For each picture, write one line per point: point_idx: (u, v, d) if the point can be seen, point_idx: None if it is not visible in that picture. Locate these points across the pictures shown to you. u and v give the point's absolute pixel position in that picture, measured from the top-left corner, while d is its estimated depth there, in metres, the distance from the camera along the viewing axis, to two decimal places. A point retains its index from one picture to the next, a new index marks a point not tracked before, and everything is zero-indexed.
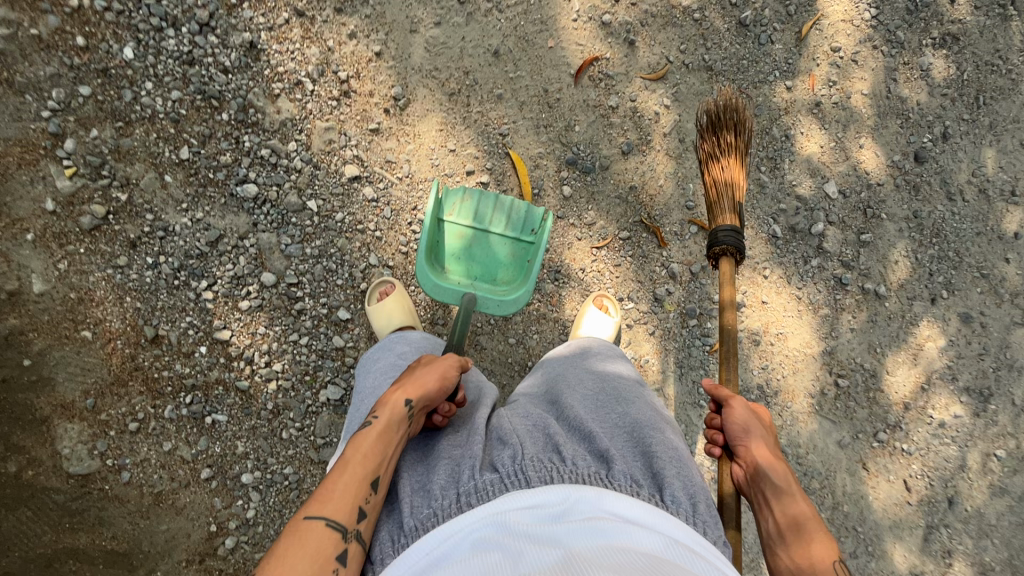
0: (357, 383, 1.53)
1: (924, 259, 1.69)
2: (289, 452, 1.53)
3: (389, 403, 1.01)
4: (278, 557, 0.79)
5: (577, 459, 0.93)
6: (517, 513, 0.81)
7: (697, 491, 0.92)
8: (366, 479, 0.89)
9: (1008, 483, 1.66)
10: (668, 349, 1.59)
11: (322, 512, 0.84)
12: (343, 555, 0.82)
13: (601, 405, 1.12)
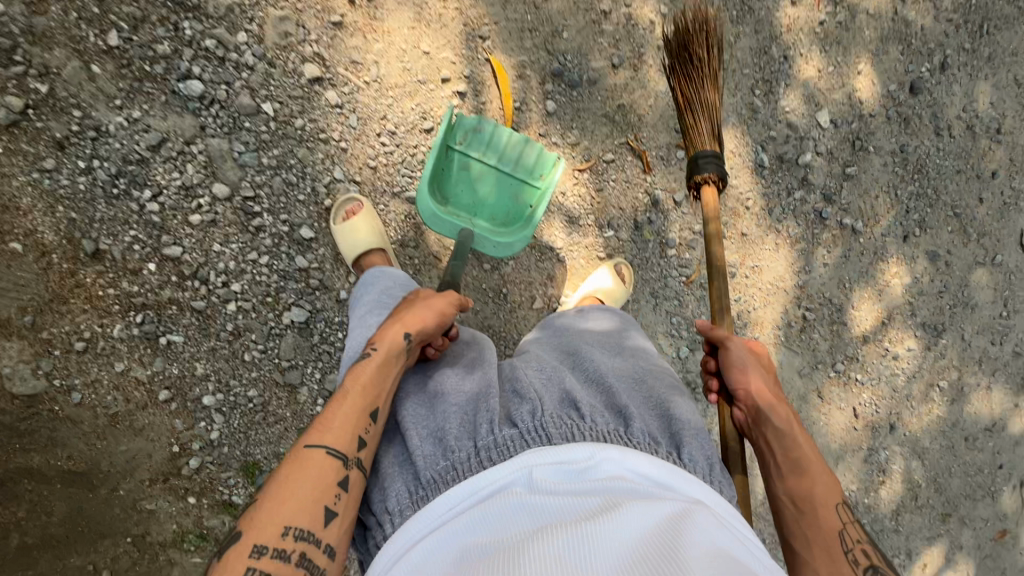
0: (322, 306, 1.47)
1: (904, 194, 1.68)
2: (253, 375, 1.48)
3: (386, 336, 1.03)
4: (284, 482, 0.82)
5: (595, 416, 0.92)
6: (539, 468, 0.80)
7: (711, 451, 0.93)
8: (365, 410, 0.93)
9: (946, 411, 1.78)
10: (644, 279, 1.58)
11: (324, 441, 0.87)
12: (345, 481, 0.85)
13: (609, 360, 1.11)
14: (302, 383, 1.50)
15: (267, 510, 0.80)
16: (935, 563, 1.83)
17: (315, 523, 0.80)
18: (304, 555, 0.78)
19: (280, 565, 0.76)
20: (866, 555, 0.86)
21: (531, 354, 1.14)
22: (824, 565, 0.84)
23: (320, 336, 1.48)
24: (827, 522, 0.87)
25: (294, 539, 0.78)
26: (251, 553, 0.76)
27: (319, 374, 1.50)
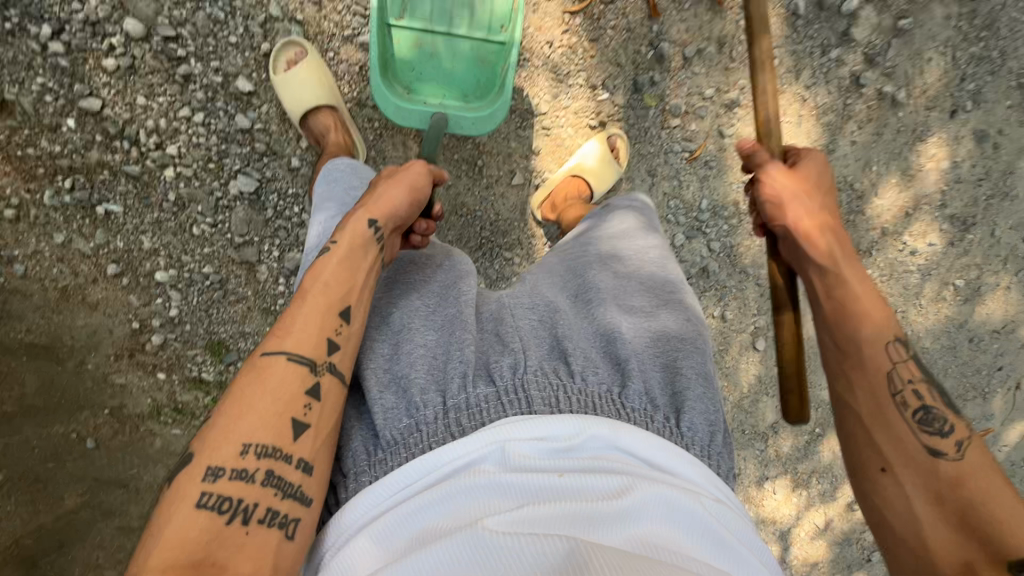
0: (273, 176, 1.41)
1: (960, 59, 1.42)
2: (206, 251, 1.42)
3: (350, 225, 0.87)
4: (238, 400, 0.72)
5: (587, 373, 0.78)
6: (517, 445, 0.68)
7: (716, 416, 0.79)
8: (331, 310, 0.79)
9: (957, 311, 1.63)
10: (642, 155, 1.48)
11: (282, 349, 0.76)
12: (313, 391, 0.74)
13: (617, 289, 0.93)
14: (260, 261, 1.44)
15: (220, 430, 0.70)
16: None
17: (279, 440, 0.70)
18: (269, 473, 0.69)
19: (242, 486, 0.67)
20: (917, 397, 0.82)
21: (527, 283, 0.95)
22: (866, 411, 0.83)
23: (274, 210, 1.42)
24: (874, 367, 0.85)
25: (255, 459, 0.69)
26: (205, 476, 0.67)
27: (277, 253, 1.44)
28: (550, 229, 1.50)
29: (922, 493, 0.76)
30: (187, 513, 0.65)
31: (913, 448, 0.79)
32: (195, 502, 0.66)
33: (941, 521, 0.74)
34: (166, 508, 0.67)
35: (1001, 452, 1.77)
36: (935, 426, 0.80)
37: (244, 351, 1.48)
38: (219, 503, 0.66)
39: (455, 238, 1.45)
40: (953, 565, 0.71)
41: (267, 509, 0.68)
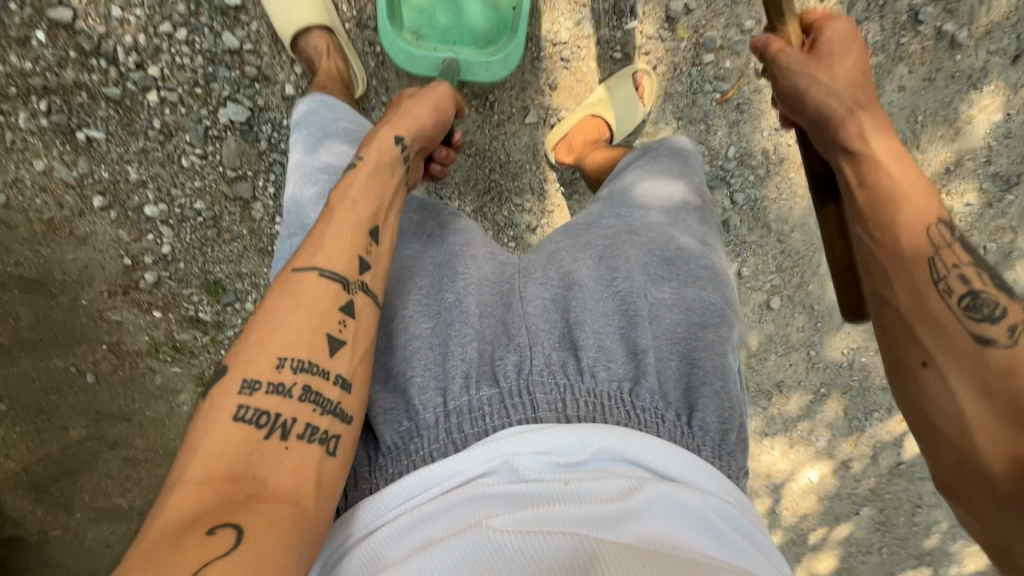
0: (265, 104, 1.30)
1: None
2: (197, 185, 1.34)
3: (375, 141, 0.84)
4: (270, 313, 0.66)
5: (597, 369, 0.66)
6: (519, 458, 0.58)
7: (733, 413, 0.68)
8: (361, 227, 0.74)
9: None
10: (666, 95, 1.37)
11: (313, 263, 0.70)
12: (348, 306, 0.69)
13: (650, 264, 0.79)
14: (254, 198, 1.36)
15: (253, 343, 0.64)
16: None
17: (315, 354, 0.65)
18: (307, 388, 0.63)
19: (281, 402, 0.62)
20: (963, 280, 0.68)
21: (545, 249, 0.83)
22: (902, 301, 0.68)
23: (268, 142, 1.32)
24: (912, 251, 0.70)
25: (291, 372, 0.63)
26: (240, 389, 0.62)
27: (273, 190, 1.35)
28: (568, 171, 1.41)
29: (972, 387, 0.62)
30: (223, 426, 0.59)
31: (956, 337, 0.65)
32: (231, 415, 0.60)
33: (988, 411, 0.61)
34: (199, 422, 0.61)
35: None
36: (983, 312, 0.65)
37: (241, 292, 1.42)
38: (257, 416, 0.61)
39: (462, 180, 1.38)
40: (1010, 468, 0.58)
41: (307, 424, 0.62)
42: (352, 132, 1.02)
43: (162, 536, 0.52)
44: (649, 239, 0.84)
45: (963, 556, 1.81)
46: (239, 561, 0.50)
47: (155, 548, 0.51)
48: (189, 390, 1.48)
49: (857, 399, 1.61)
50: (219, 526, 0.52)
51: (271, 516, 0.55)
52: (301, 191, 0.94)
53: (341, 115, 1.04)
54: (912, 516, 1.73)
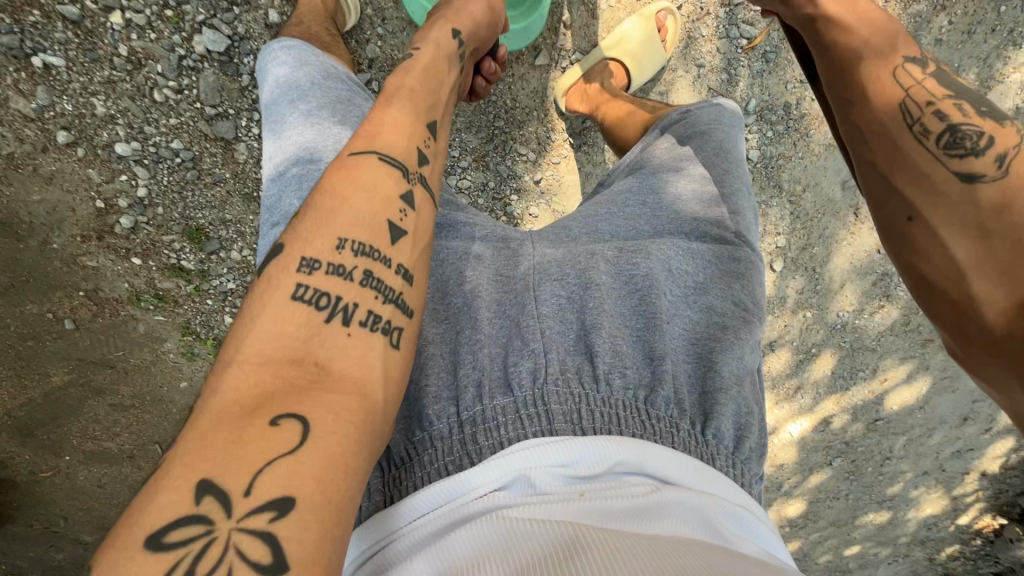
0: (246, 32, 1.22)
1: None
2: (173, 122, 1.24)
3: (433, 36, 0.87)
4: (329, 191, 0.62)
5: (612, 376, 0.62)
6: (535, 471, 0.53)
7: (749, 419, 0.65)
8: (418, 119, 0.73)
9: None
10: (689, 40, 1.31)
11: (372, 148, 0.66)
12: (409, 196, 0.65)
13: (674, 258, 0.76)
14: (237, 139, 1.27)
15: (311, 223, 0.60)
16: (896, 381, 1.63)
17: (377, 238, 0.61)
18: (368, 274, 0.59)
19: (340, 283, 0.57)
20: (940, 119, 0.62)
21: (563, 245, 0.77)
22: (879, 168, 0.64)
23: (250, 77, 1.24)
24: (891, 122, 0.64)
25: (352, 255, 0.59)
26: (298, 267, 0.57)
27: (257, 130, 1.28)
28: (577, 121, 1.33)
29: (962, 234, 0.58)
30: (280, 305, 0.54)
31: (936, 177, 0.60)
32: (289, 294, 0.55)
33: (988, 260, 0.57)
34: (253, 301, 0.56)
35: None
36: (962, 145, 0.61)
37: (226, 240, 1.34)
38: (317, 297, 0.56)
39: (465, 125, 1.27)
40: (1008, 314, 0.55)
41: (369, 312, 0.57)
42: (327, 84, 0.90)
43: (217, 425, 0.46)
44: (679, 237, 0.81)
45: (920, 500, 1.93)
46: (308, 463, 0.45)
47: (209, 439, 0.45)
48: (175, 339, 1.43)
49: (845, 359, 1.59)
50: (282, 418, 0.47)
51: (340, 412, 0.49)
52: (275, 161, 0.83)
53: (312, 63, 0.93)
54: (880, 466, 1.81)
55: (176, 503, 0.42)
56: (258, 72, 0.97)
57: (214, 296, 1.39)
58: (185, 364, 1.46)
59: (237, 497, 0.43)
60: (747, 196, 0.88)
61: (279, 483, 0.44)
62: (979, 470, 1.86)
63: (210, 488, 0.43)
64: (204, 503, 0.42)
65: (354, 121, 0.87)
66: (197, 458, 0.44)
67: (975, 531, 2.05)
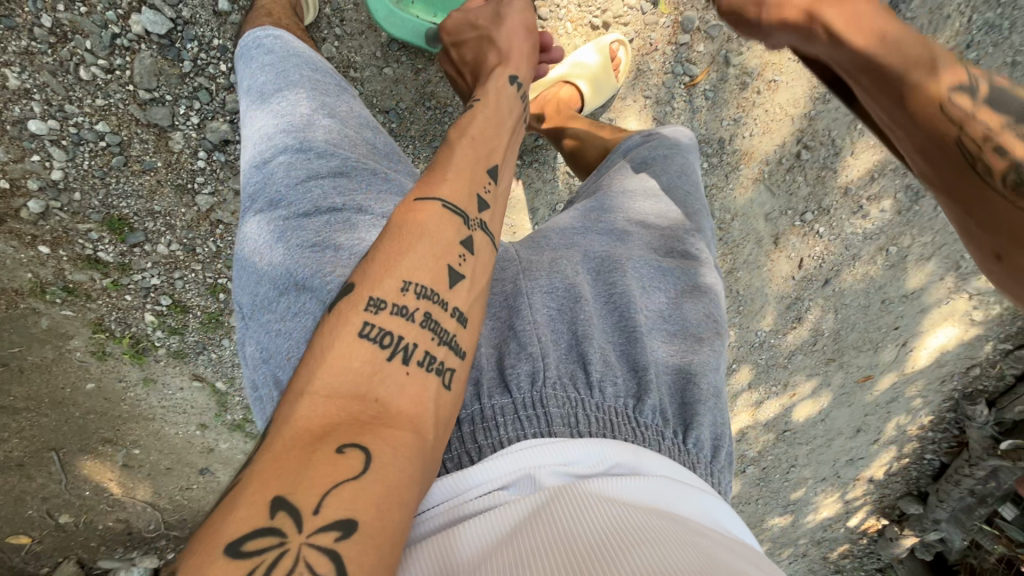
0: (191, 17, 1.14)
1: (975, 23, 1.26)
2: (100, 103, 1.14)
3: (494, 83, 0.89)
4: (396, 237, 0.62)
5: (605, 383, 0.64)
6: (541, 471, 0.53)
7: (723, 431, 0.69)
8: (480, 164, 0.74)
9: (882, 275, 1.57)
10: (639, 72, 1.39)
11: (437, 195, 0.67)
12: (468, 242, 0.65)
13: (644, 275, 0.81)
14: (173, 127, 1.19)
15: (380, 264, 0.60)
16: (803, 395, 1.79)
17: (437, 282, 0.61)
18: (428, 317, 0.59)
19: (402, 324, 0.57)
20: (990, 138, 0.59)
21: (545, 254, 0.80)
22: (873, 76, 0.68)
23: (192, 63, 1.16)
24: (913, 87, 0.64)
25: (414, 298, 0.59)
26: (366, 307, 0.57)
27: (196, 120, 1.19)
28: (531, 138, 1.38)
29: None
30: (348, 342, 0.54)
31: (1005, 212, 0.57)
32: (357, 332, 0.55)
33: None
34: (320, 337, 0.56)
35: (873, 395, 1.82)
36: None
37: (153, 232, 1.25)
38: (381, 336, 0.56)
39: (419, 134, 1.26)
40: None
41: (426, 353, 0.57)
42: (316, 75, 0.87)
43: (284, 448, 0.46)
44: (649, 252, 0.86)
45: (817, 503, 2.13)
46: (369, 490, 0.45)
47: (280, 457, 0.46)
48: (85, 336, 1.31)
49: (760, 375, 1.74)
50: (347, 446, 0.47)
51: (398, 446, 0.49)
52: (259, 145, 0.80)
53: (302, 55, 0.90)
54: (786, 473, 1.99)
55: (250, 516, 0.42)
56: (238, 59, 0.92)
57: (134, 292, 1.29)
58: (94, 364, 1.34)
59: (307, 513, 0.43)
60: (707, 219, 0.95)
61: (344, 505, 0.44)
62: (867, 476, 2.09)
63: (284, 504, 0.43)
64: (277, 517, 0.42)
65: (343, 114, 0.85)
66: (269, 477, 0.44)
67: (862, 530, 2.29)
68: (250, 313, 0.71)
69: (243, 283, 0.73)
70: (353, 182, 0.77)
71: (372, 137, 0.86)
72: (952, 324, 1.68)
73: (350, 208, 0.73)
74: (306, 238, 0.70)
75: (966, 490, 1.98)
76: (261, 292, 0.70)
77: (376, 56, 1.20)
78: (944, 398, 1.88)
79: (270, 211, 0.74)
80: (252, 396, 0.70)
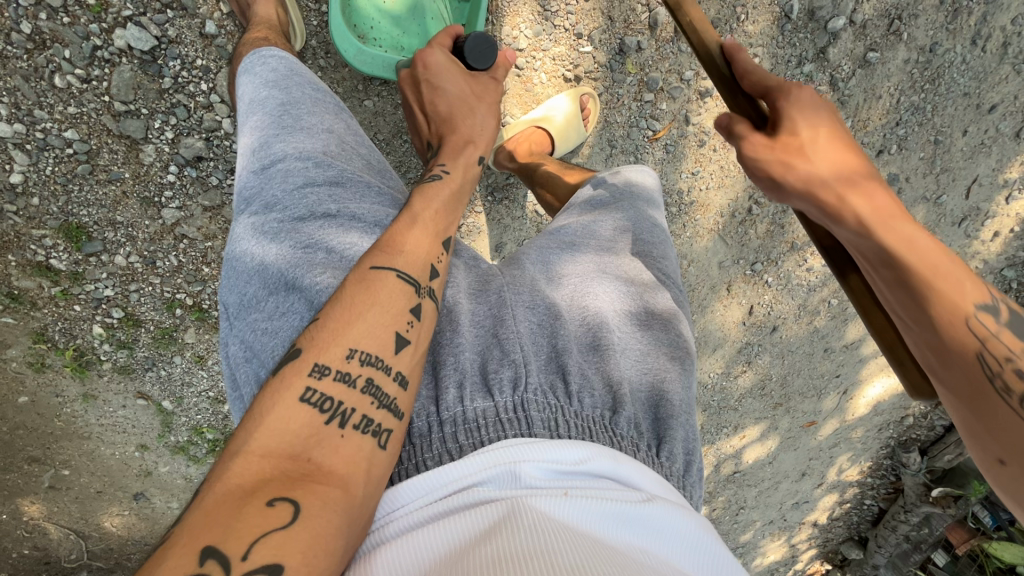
0: (176, 36, 1.16)
1: (903, 105, 1.41)
2: (71, 111, 1.14)
3: (464, 160, 0.87)
4: (345, 303, 0.62)
5: (583, 394, 0.66)
6: (522, 465, 0.55)
7: (693, 447, 0.71)
8: (437, 234, 0.74)
9: (825, 325, 1.68)
10: (606, 123, 1.48)
11: (391, 264, 0.66)
12: (418, 308, 0.65)
13: (620, 296, 0.84)
14: (146, 140, 1.18)
15: (328, 329, 0.60)
16: (750, 439, 1.86)
17: (384, 348, 0.61)
18: (370, 381, 0.59)
19: (343, 390, 0.57)
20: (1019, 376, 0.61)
21: (527, 271, 0.84)
22: (895, 274, 0.66)
23: (173, 81, 1.17)
24: (932, 277, 0.65)
25: (359, 365, 0.59)
26: (310, 371, 0.57)
27: (170, 135, 1.19)
28: (502, 176, 1.44)
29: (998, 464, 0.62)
30: (288, 406, 0.54)
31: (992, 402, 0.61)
32: (297, 396, 0.55)
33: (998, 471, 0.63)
34: (261, 398, 0.55)
35: (816, 440, 1.91)
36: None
37: (112, 243, 1.23)
38: (322, 402, 0.55)
39: (395, 163, 1.30)
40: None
41: (363, 416, 0.57)
42: (317, 94, 0.90)
43: (214, 504, 0.47)
44: (625, 274, 0.88)
45: (763, 546, 2.19)
46: (297, 539, 0.46)
47: (209, 512, 0.46)
48: (24, 346, 1.25)
49: (711, 417, 1.80)
50: (278, 499, 0.48)
51: (328, 500, 0.50)
52: (256, 152, 0.81)
53: (302, 74, 0.93)
54: (735, 515, 2.04)
55: (180, 562, 0.43)
56: (241, 74, 0.94)
57: (84, 303, 1.25)
58: (29, 375, 1.28)
59: (235, 559, 0.44)
60: (670, 249, 0.98)
61: (271, 552, 0.45)
62: (811, 520, 2.16)
63: (213, 553, 0.44)
64: (206, 564, 0.43)
65: (341, 131, 0.88)
66: (201, 525, 0.45)
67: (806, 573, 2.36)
68: (235, 313, 0.73)
69: (230, 283, 0.75)
70: (349, 191, 0.79)
71: (367, 155, 0.89)
72: (887, 374, 1.80)
73: (344, 215, 0.76)
74: (299, 240, 0.73)
75: (902, 535, 2.08)
76: (249, 292, 0.72)
77: (357, 88, 1.24)
78: (881, 444, 1.98)
79: (264, 214, 0.76)
80: (233, 394, 0.73)
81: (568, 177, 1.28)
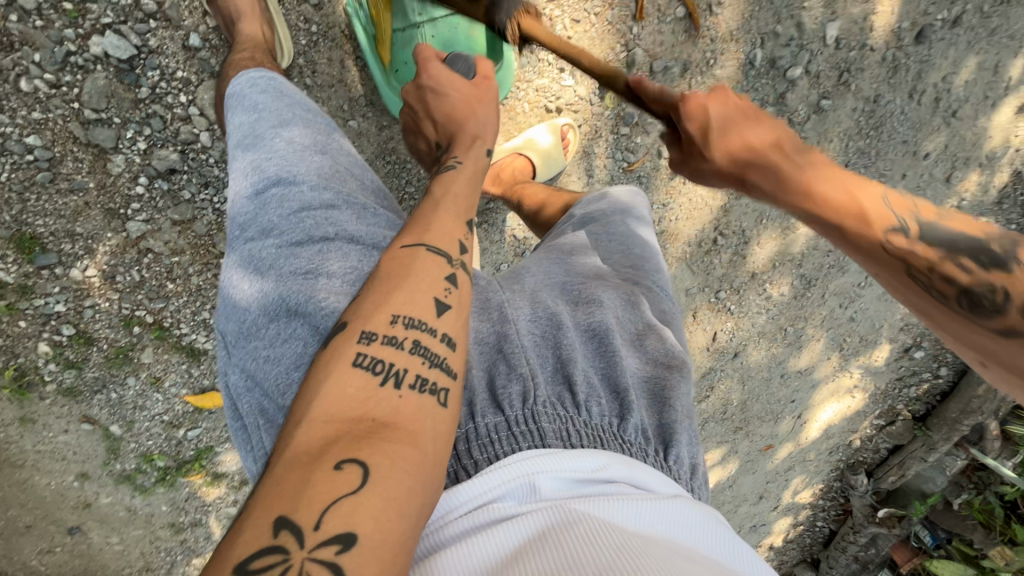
0: (156, 46, 1.12)
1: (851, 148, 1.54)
2: (36, 116, 1.08)
3: (472, 153, 0.88)
4: (383, 280, 0.63)
5: (590, 403, 0.67)
6: (539, 478, 0.55)
7: (698, 450, 0.73)
8: (461, 216, 0.75)
9: (783, 352, 1.76)
10: (584, 153, 1.53)
11: (421, 242, 0.67)
12: (451, 278, 0.65)
13: (620, 308, 0.85)
14: (115, 150, 1.14)
15: (371, 300, 0.61)
16: (712, 462, 1.92)
17: (426, 313, 0.61)
18: (417, 343, 0.58)
19: (393, 352, 0.57)
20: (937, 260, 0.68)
21: (526, 285, 0.85)
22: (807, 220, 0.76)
23: (150, 90, 1.13)
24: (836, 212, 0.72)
25: (405, 329, 0.59)
26: (358, 338, 0.57)
27: (143, 145, 1.15)
28: (483, 200, 1.47)
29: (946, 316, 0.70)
30: (343, 370, 0.54)
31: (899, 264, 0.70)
32: (350, 360, 0.55)
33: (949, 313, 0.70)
34: (316, 372, 0.55)
35: (773, 463, 1.98)
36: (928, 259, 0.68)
37: (68, 256, 1.16)
38: (374, 363, 0.55)
39: None
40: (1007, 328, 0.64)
41: (418, 375, 0.55)
42: (307, 114, 0.89)
43: (288, 468, 0.46)
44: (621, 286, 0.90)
45: None
46: (369, 502, 0.45)
47: (281, 481, 0.45)
48: None
49: None
50: (345, 461, 0.46)
51: (398, 459, 0.48)
52: (251, 175, 0.79)
53: (293, 96, 0.92)
54: None
55: (256, 535, 0.42)
56: (229, 96, 0.93)
57: (31, 318, 1.17)
58: None
59: (308, 530, 0.42)
60: (660, 262, 1.01)
61: (344, 520, 0.43)
62: (767, 542, 2.23)
63: (286, 524, 0.42)
64: (280, 535, 0.42)
65: (335, 151, 0.86)
66: (272, 497, 0.44)
67: None
68: (234, 341, 0.72)
69: (229, 312, 0.74)
70: (347, 214, 0.78)
71: (361, 174, 0.87)
72: (838, 400, 1.89)
73: (342, 237, 0.75)
74: (297, 265, 0.71)
75: (851, 555, 2.17)
76: (248, 320, 0.71)
77: (343, 108, 1.25)
78: (833, 467, 2.07)
79: (261, 239, 0.75)
80: (234, 422, 0.72)
81: (557, 200, 1.31)
